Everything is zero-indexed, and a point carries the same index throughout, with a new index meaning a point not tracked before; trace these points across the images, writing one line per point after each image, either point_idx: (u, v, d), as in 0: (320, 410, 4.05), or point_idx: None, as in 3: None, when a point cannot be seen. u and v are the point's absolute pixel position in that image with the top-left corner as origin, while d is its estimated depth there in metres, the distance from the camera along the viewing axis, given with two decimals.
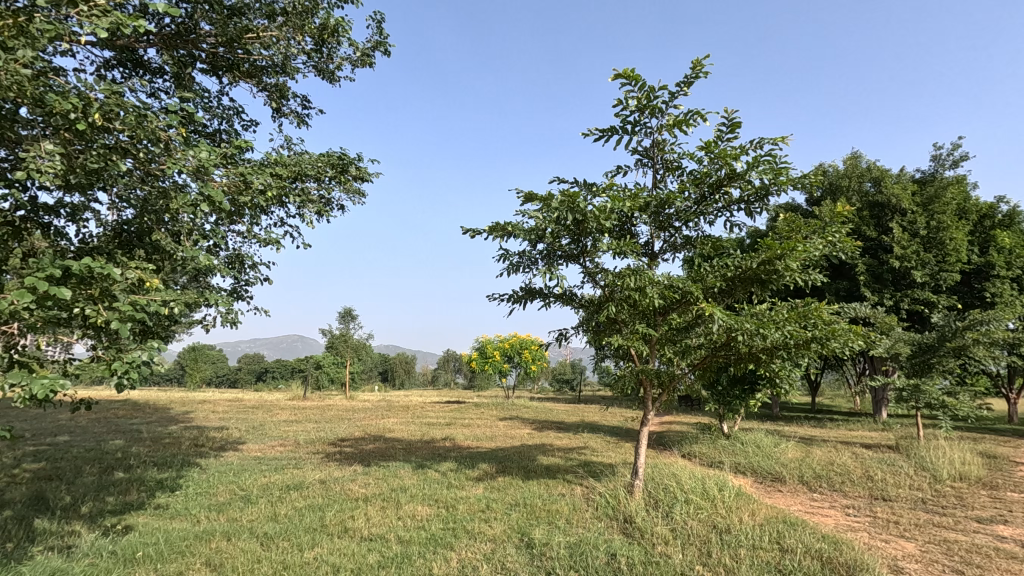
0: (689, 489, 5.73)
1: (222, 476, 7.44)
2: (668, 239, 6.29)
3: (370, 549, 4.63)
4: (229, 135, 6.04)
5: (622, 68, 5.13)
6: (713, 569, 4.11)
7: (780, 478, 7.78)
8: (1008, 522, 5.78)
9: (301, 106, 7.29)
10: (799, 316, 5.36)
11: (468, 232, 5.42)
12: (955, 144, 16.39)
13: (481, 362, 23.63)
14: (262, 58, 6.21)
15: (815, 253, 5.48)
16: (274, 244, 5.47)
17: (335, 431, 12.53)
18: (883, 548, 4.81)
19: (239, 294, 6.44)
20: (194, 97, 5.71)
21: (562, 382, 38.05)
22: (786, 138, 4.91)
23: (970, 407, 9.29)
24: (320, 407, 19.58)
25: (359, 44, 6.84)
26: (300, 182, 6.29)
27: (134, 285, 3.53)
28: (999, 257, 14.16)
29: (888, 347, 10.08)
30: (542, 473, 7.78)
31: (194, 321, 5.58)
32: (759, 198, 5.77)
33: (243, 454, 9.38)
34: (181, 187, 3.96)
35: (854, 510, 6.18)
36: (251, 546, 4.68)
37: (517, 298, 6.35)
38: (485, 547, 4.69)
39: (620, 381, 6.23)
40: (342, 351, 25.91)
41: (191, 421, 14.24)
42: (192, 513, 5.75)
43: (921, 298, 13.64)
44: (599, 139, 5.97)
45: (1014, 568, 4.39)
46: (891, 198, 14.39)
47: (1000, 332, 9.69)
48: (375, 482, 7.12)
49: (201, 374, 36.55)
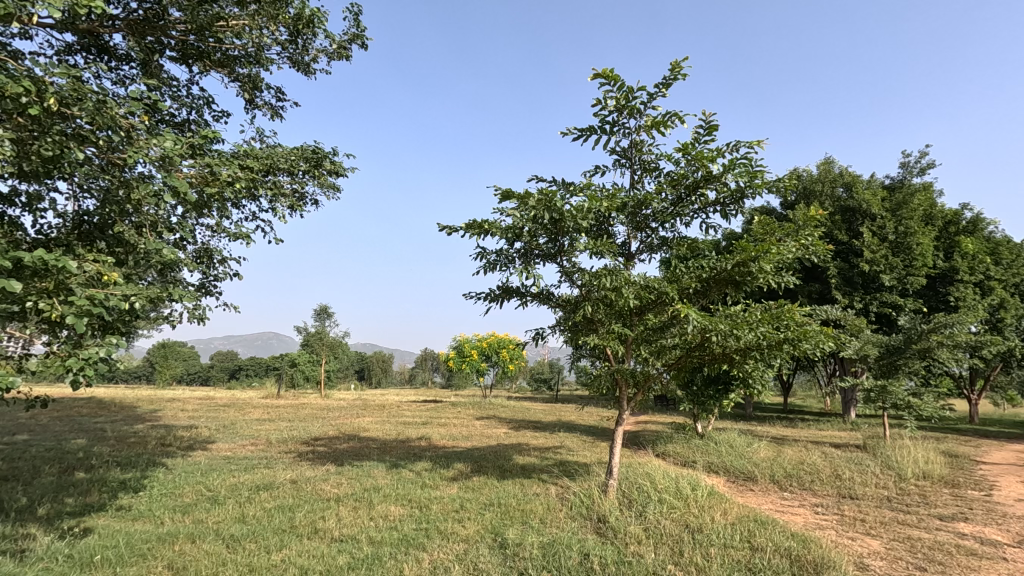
0: (663, 489, 5.76)
1: (189, 477, 7.23)
2: (645, 239, 6.31)
3: (340, 551, 4.53)
4: (198, 125, 5.85)
5: (601, 68, 5.13)
6: (685, 569, 4.11)
7: (752, 478, 7.87)
8: (968, 520, 5.94)
9: (275, 98, 7.08)
10: (772, 317, 5.43)
11: (444, 230, 5.34)
12: (923, 151, 16.76)
13: (458, 361, 23.60)
14: (234, 47, 6.06)
15: (789, 256, 5.56)
16: (244, 238, 5.28)
17: (307, 431, 12.23)
18: (850, 545, 4.88)
19: (208, 289, 6.24)
20: (161, 86, 5.51)
21: (540, 382, 37.93)
22: (762, 141, 4.96)
23: (933, 408, 9.57)
24: (294, 405, 19.29)
25: (336, 36, 6.70)
26: (272, 176, 6.14)
27: (92, 279, 3.41)
28: (963, 262, 14.57)
29: (857, 349, 10.27)
30: (517, 472, 7.73)
31: (160, 318, 5.40)
32: (735, 201, 5.83)
33: (211, 454, 9.11)
34: (146, 177, 3.82)
35: (822, 509, 6.28)
36: (217, 549, 4.55)
37: (494, 297, 6.31)
38: (458, 547, 4.64)
39: (595, 380, 6.25)
40: (317, 350, 25.51)
41: (158, 421, 13.72)
42: (157, 515, 5.57)
43: (889, 301, 13.99)
44: (578, 138, 6.00)
45: (975, 564, 4.49)
46: (862, 203, 14.68)
47: (963, 334, 9.87)
48: (348, 483, 6.99)
49: (172, 372, 35.30)
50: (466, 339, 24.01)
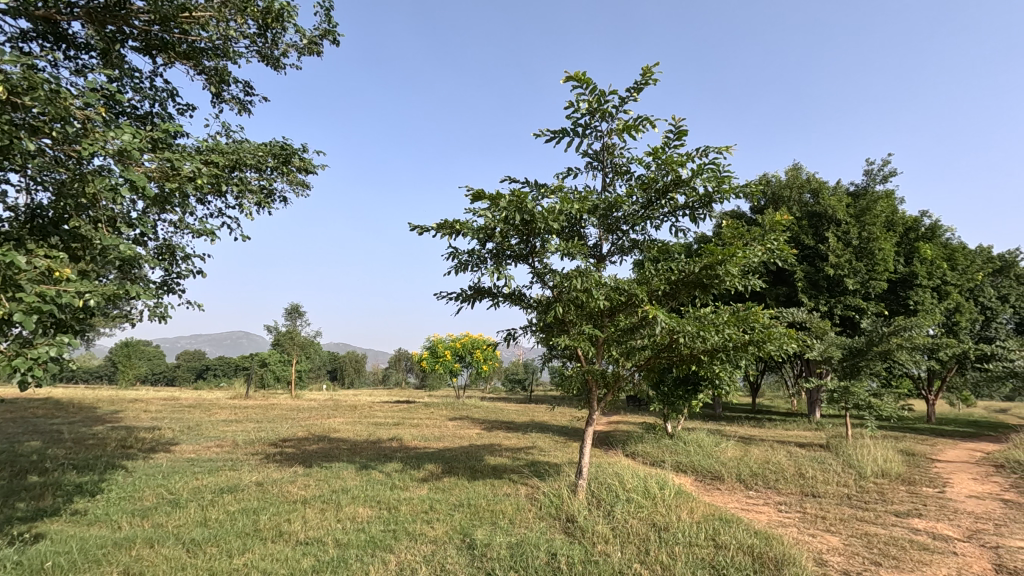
0: (631, 489, 5.84)
1: (149, 480, 7.01)
2: (617, 241, 6.37)
3: (305, 554, 4.46)
4: (161, 118, 5.68)
5: (573, 71, 5.17)
6: (651, 568, 4.15)
7: (719, 477, 8.02)
8: (922, 516, 6.17)
9: (243, 92, 6.93)
10: (738, 319, 5.56)
11: (414, 229, 5.29)
12: (886, 159, 17.29)
13: (432, 361, 23.48)
14: (200, 40, 5.92)
15: (754, 259, 5.67)
16: (207, 235, 5.13)
17: (276, 431, 12.03)
18: (810, 542, 5.02)
19: (170, 286, 6.06)
20: (122, 76, 5.33)
21: (514, 382, 38.09)
22: (730, 147, 5.08)
23: (893, 408, 9.90)
24: (262, 406, 18.92)
25: (306, 31, 6.59)
26: (238, 172, 5.99)
27: (42, 275, 3.28)
28: (922, 268, 15.10)
29: (821, 351, 10.55)
30: (487, 473, 7.75)
31: (120, 317, 5.23)
32: (704, 205, 5.95)
33: (175, 456, 8.87)
34: (103, 171, 3.70)
35: (785, 507, 6.44)
36: (176, 554, 4.43)
37: (466, 297, 6.30)
38: (426, 548, 4.61)
39: (566, 380, 6.29)
40: (288, 349, 25.09)
41: (119, 422, 13.31)
42: (114, 519, 5.40)
43: (852, 304, 14.42)
44: (550, 141, 6.06)
45: (926, 558, 4.66)
46: (827, 209, 15.11)
47: (921, 337, 10.19)
48: (315, 484, 6.88)
49: (135, 371, 34.20)
50: (440, 339, 23.92)
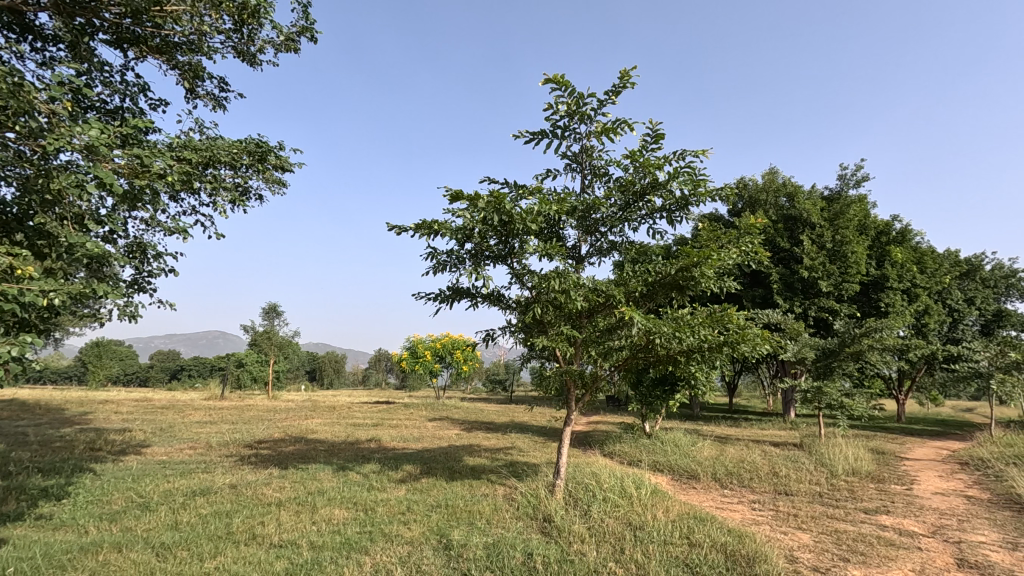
0: (608, 488, 5.88)
1: (118, 483, 6.85)
2: (595, 243, 6.42)
3: (278, 557, 4.41)
4: (132, 113, 5.55)
5: (552, 73, 5.21)
6: (626, 566, 4.19)
7: (695, 475, 8.12)
8: (890, 512, 6.34)
9: (218, 89, 6.82)
10: (713, 320, 5.64)
11: (392, 229, 5.25)
12: (859, 164, 17.69)
13: (412, 361, 23.41)
14: (174, 34, 5.82)
15: (729, 261, 5.75)
16: (181, 234, 5.02)
17: (252, 433, 11.84)
18: (782, 539, 5.12)
19: (141, 285, 5.93)
20: (91, 70, 5.20)
21: (495, 382, 38.15)
22: (706, 151, 5.16)
23: (864, 408, 10.13)
24: (239, 407, 18.63)
25: (283, 28, 6.51)
26: (212, 169, 5.87)
27: (4, 272, 3.19)
28: (893, 270, 15.48)
29: (795, 352, 10.77)
30: (466, 473, 7.76)
31: (89, 317, 5.10)
32: (681, 208, 6.03)
33: (146, 458, 8.68)
34: (69, 167, 3.62)
35: (759, 505, 6.56)
36: (145, 557, 4.35)
37: (444, 298, 6.30)
38: (402, 550, 4.58)
39: (544, 381, 6.31)
40: (266, 349, 24.73)
41: (88, 423, 12.95)
42: (80, 524, 5.26)
43: (826, 306, 14.72)
44: (529, 142, 6.09)
45: (892, 554, 4.79)
46: (802, 213, 15.43)
47: (891, 338, 10.43)
48: (291, 486, 6.80)
49: (106, 372, 33.21)
50: (420, 339, 23.81)
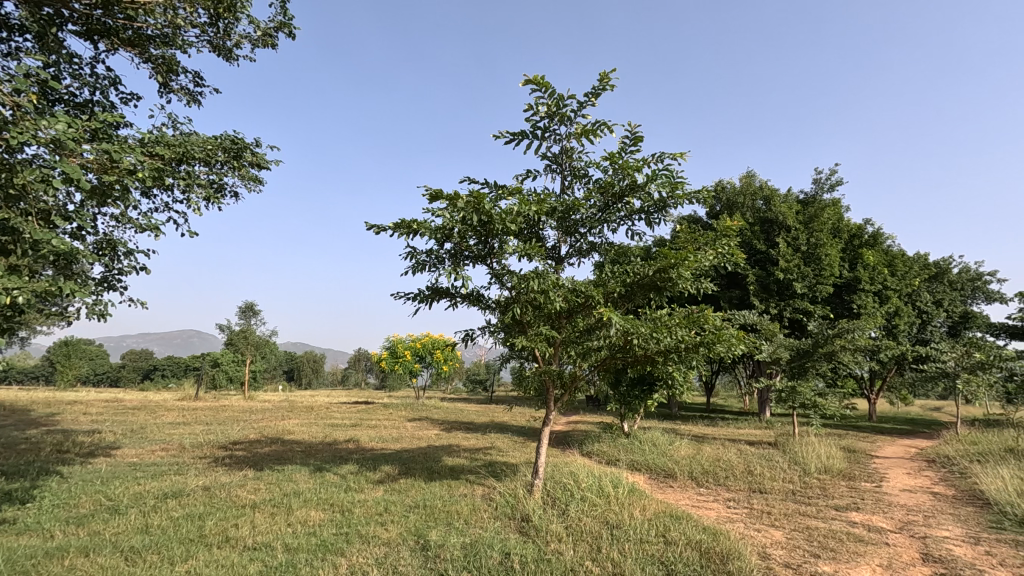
0: (586, 488, 5.92)
1: (87, 486, 6.67)
2: (575, 244, 6.46)
3: (252, 560, 4.35)
4: (102, 107, 5.41)
5: (532, 74, 5.22)
6: (602, 565, 4.23)
7: (672, 474, 8.22)
8: (860, 509, 6.50)
9: (193, 83, 6.69)
10: (690, 321, 5.72)
11: (371, 228, 5.20)
12: (833, 168, 18.10)
13: (391, 361, 23.28)
14: (147, 26, 5.69)
15: (706, 263, 5.82)
16: (153, 231, 4.90)
17: (227, 434, 11.63)
18: (756, 536, 5.21)
19: (111, 283, 5.78)
20: (59, 62, 5.05)
21: (476, 382, 38.11)
22: (684, 154, 5.23)
23: (836, 407, 10.35)
24: (214, 407, 18.28)
25: (260, 23, 6.41)
26: (186, 165, 5.75)
27: None
28: (865, 273, 15.87)
29: (770, 352, 10.96)
30: (445, 473, 7.74)
31: (56, 315, 4.95)
32: (659, 210, 6.10)
33: (116, 460, 8.48)
34: (34, 161, 3.53)
35: (733, 503, 6.67)
36: (113, 562, 4.25)
37: (424, 298, 6.28)
38: (378, 551, 4.56)
39: (524, 381, 6.32)
40: (242, 348, 24.33)
41: (56, 425, 12.59)
42: (45, 528, 5.11)
43: (800, 308, 15.03)
44: (510, 143, 6.11)
45: (861, 550, 4.92)
46: (778, 216, 15.72)
47: (863, 339, 10.67)
48: (266, 488, 6.70)
49: (75, 371, 32.30)
50: (400, 339, 23.69)
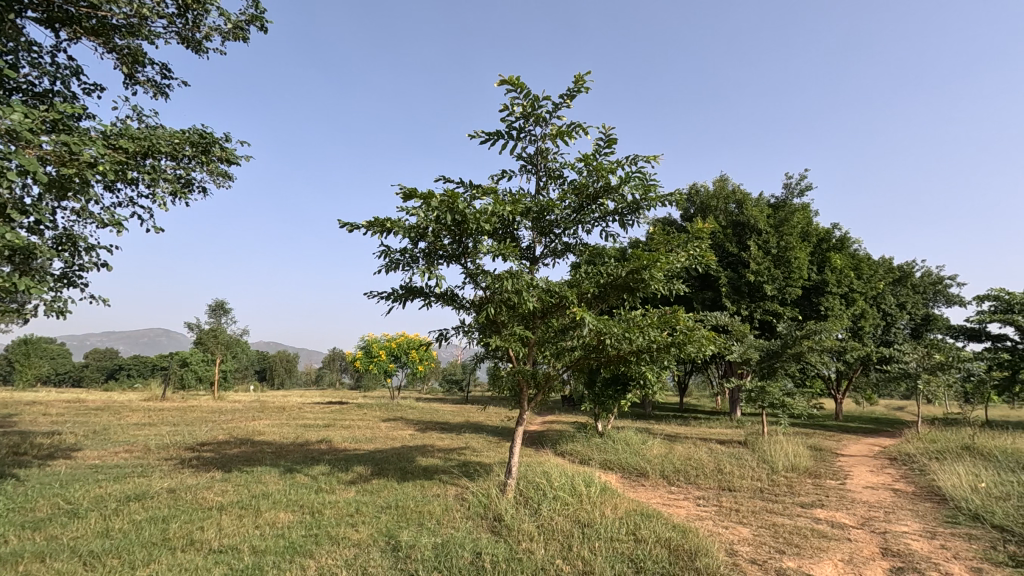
0: (558, 487, 5.96)
1: (44, 489, 6.45)
2: (550, 245, 6.49)
3: (217, 563, 4.26)
4: (63, 98, 5.23)
5: (508, 74, 5.23)
6: (573, 563, 4.26)
7: (644, 473, 8.32)
8: (824, 506, 6.68)
9: (160, 75, 6.51)
10: (662, 321, 5.80)
11: (344, 227, 5.15)
12: (803, 174, 18.56)
13: (366, 361, 23.04)
14: (112, 16, 5.53)
15: (678, 265, 5.91)
16: (116, 226, 4.77)
17: (194, 435, 11.38)
18: (723, 534, 5.31)
19: (71, 279, 5.60)
20: (17, 49, 4.87)
21: (452, 382, 37.93)
22: (657, 157, 5.31)
23: (803, 407, 10.60)
24: (181, 408, 17.82)
25: (231, 16, 6.28)
26: (151, 159, 5.60)
27: None
28: (832, 276, 16.32)
29: (741, 353, 11.17)
30: (418, 474, 7.69)
31: (11, 312, 4.79)
32: (632, 212, 6.17)
33: (76, 462, 8.21)
34: None
35: (703, 501, 6.78)
36: (71, 567, 4.12)
37: (398, 297, 6.25)
38: (348, 552, 4.51)
39: (498, 380, 6.33)
40: (212, 347, 23.78)
41: (13, 426, 12.13)
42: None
43: (770, 309, 15.36)
44: (485, 142, 6.12)
45: (823, 545, 5.06)
46: (750, 219, 16.05)
47: (829, 340, 10.95)
48: (234, 490, 6.57)
49: (36, 371, 31.13)
50: (375, 338, 23.48)
